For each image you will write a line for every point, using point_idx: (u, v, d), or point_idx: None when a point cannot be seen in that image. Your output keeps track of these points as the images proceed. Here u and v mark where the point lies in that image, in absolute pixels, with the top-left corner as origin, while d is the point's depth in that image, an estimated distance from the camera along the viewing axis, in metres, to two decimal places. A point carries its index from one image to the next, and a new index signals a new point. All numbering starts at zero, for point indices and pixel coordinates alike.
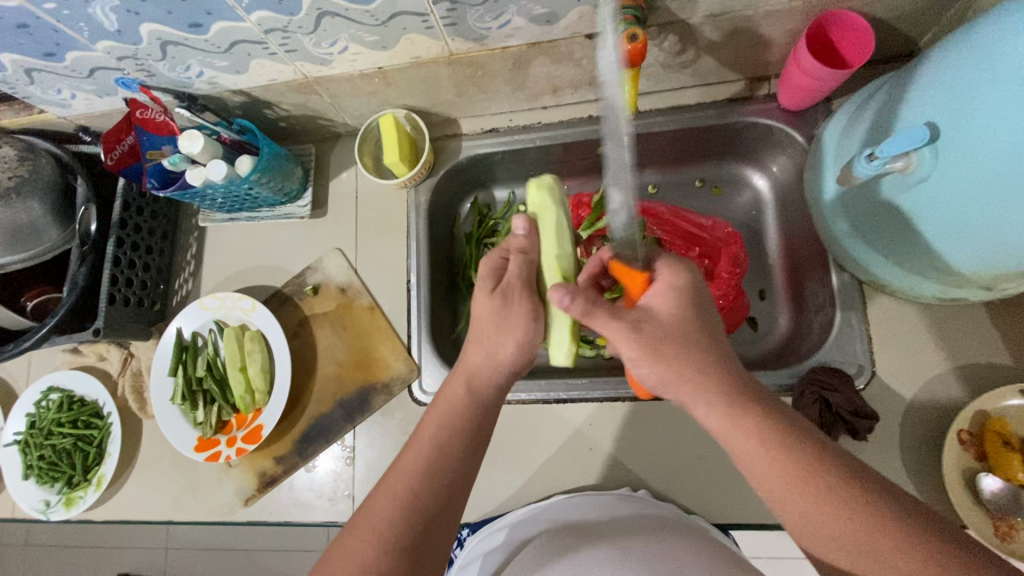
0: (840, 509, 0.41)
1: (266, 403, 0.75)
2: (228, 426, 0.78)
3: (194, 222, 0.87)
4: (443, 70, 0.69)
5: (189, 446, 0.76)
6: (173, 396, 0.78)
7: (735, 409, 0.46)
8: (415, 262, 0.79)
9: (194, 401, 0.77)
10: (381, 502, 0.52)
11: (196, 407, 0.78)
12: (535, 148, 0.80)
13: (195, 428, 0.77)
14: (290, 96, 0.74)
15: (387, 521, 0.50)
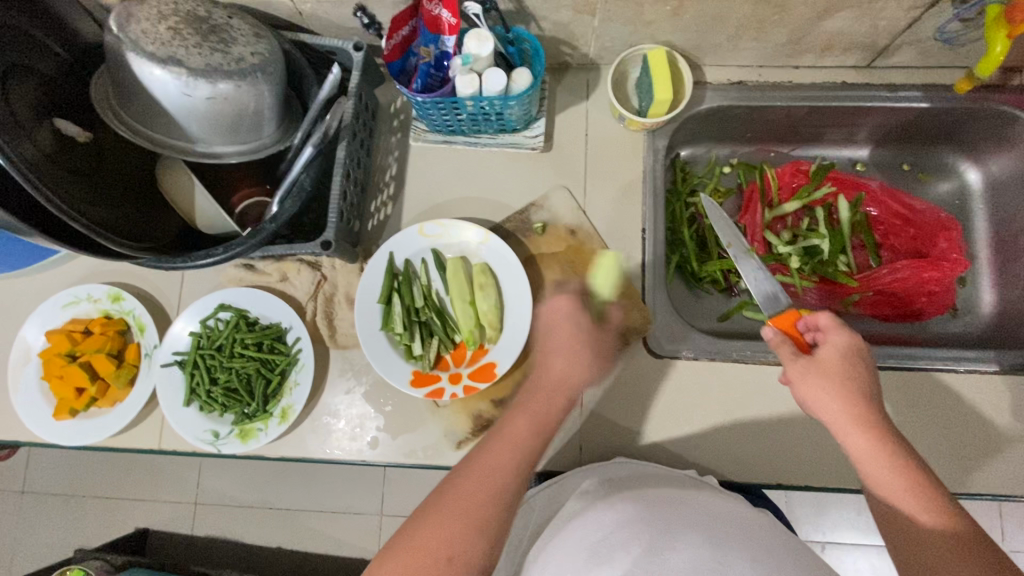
0: (934, 519, 0.49)
1: (498, 340, 0.70)
2: (445, 362, 0.71)
3: (393, 139, 0.79)
4: (741, 10, 0.66)
5: (405, 381, 0.68)
6: (385, 326, 0.70)
7: (863, 420, 0.53)
8: (651, 211, 0.75)
9: (412, 332, 0.70)
10: (476, 479, 0.50)
11: (412, 339, 0.70)
12: (778, 107, 0.78)
13: (410, 361, 0.69)
14: (563, 11, 0.68)
15: (483, 500, 0.49)
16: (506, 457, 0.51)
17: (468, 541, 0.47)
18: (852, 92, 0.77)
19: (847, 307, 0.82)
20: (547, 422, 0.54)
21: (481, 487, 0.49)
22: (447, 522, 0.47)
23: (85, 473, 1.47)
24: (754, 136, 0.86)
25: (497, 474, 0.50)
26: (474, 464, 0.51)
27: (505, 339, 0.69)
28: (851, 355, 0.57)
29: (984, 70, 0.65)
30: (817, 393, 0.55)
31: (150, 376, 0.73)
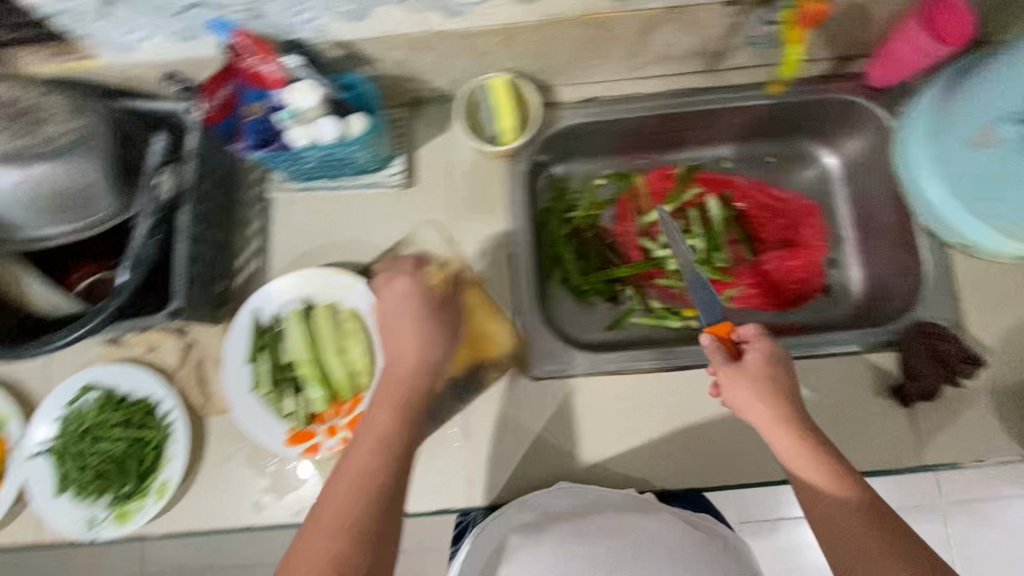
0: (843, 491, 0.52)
1: (371, 386, 0.69)
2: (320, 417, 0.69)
3: (256, 192, 0.77)
4: (568, 32, 0.67)
5: (280, 440, 0.68)
6: (255, 387, 0.69)
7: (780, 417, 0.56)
8: (519, 235, 0.76)
9: (280, 390, 0.70)
10: (352, 472, 0.54)
11: (283, 397, 0.69)
12: (633, 119, 0.79)
13: (284, 419, 0.69)
14: (397, 51, 0.68)
15: (366, 496, 0.52)
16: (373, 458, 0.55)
17: (334, 539, 0.50)
18: (699, 96, 0.79)
19: (726, 302, 0.85)
20: (408, 399, 0.59)
21: (357, 479, 0.53)
22: (322, 533, 0.50)
23: None
24: (623, 146, 0.87)
25: (371, 475, 0.53)
26: (342, 471, 0.54)
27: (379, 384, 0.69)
28: (773, 361, 0.59)
29: (788, 73, 0.76)
30: (742, 397, 0.58)
31: (19, 470, 0.70)
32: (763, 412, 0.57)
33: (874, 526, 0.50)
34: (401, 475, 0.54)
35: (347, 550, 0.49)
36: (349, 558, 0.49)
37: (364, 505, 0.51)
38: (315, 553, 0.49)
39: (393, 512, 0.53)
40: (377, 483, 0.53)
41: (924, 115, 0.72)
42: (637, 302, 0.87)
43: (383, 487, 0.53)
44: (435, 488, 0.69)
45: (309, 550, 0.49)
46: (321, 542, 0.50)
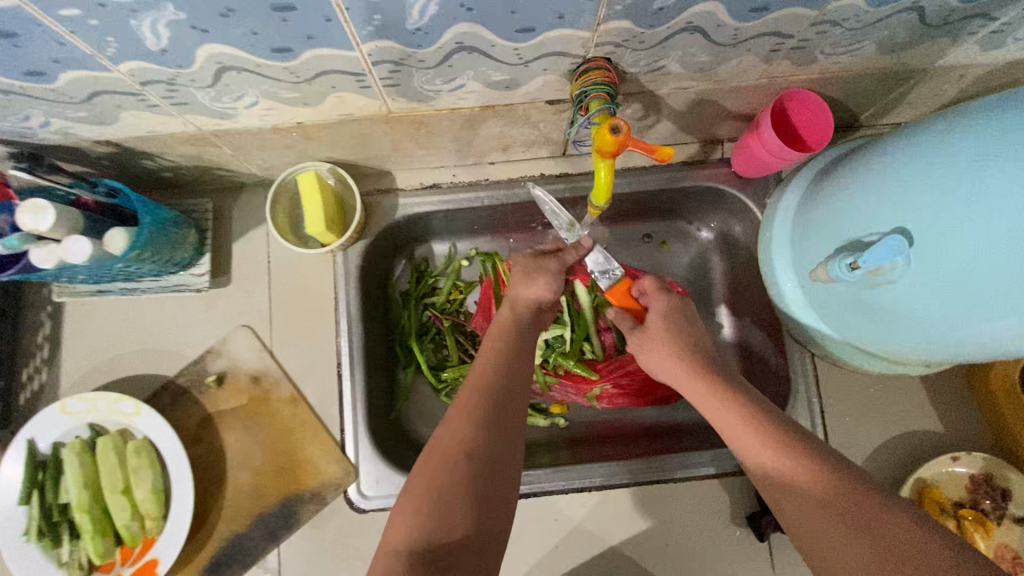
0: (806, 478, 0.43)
1: (161, 530, 0.61)
2: (107, 563, 0.61)
3: (45, 293, 0.68)
4: (375, 128, 0.58)
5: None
6: (26, 533, 0.60)
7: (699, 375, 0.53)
8: (346, 342, 0.67)
9: (58, 535, 0.61)
10: (434, 453, 0.46)
11: (61, 542, 0.61)
12: (480, 207, 0.71)
13: (60, 570, 0.60)
14: (178, 147, 0.59)
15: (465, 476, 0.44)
16: (463, 439, 0.46)
17: (449, 529, 0.41)
18: (552, 183, 0.70)
19: (592, 401, 0.77)
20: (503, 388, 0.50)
21: (433, 472, 0.44)
22: (406, 508, 0.43)
23: None
24: (483, 226, 0.80)
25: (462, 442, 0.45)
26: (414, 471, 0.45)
27: (167, 529, 0.60)
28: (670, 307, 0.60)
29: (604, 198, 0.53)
30: (655, 355, 0.57)
31: None
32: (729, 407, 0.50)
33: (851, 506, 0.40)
34: (511, 439, 0.48)
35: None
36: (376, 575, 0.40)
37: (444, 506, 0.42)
38: (474, 398, 0.49)
39: (495, 517, 0.43)
40: (466, 454, 0.45)
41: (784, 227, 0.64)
42: None
43: (486, 519, 0.43)
44: None
45: (403, 513, 0.43)
46: (404, 512, 0.43)
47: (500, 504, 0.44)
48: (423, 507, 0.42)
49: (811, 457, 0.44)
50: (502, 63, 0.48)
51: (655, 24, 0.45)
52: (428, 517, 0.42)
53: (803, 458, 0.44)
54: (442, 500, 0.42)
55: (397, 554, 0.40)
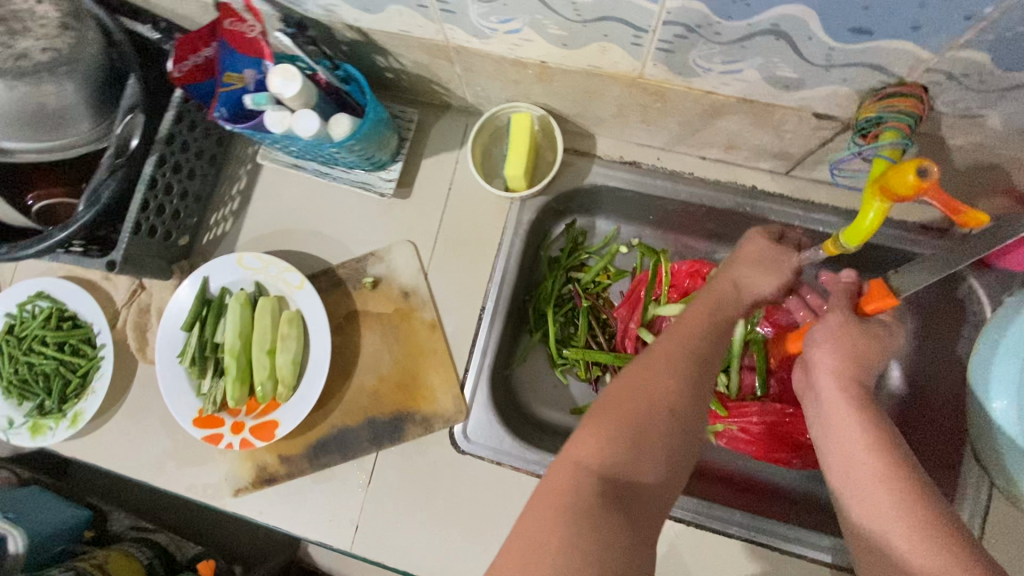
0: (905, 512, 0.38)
1: (287, 399, 0.65)
2: (234, 408, 0.66)
3: (250, 151, 0.73)
4: (613, 89, 0.55)
5: (189, 418, 0.65)
6: (181, 356, 0.67)
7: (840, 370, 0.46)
8: (497, 289, 0.66)
9: (204, 368, 0.67)
10: (634, 399, 0.43)
11: (204, 375, 0.67)
12: (674, 201, 0.66)
13: (196, 400, 0.66)
14: (417, 52, 0.58)
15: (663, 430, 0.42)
16: (672, 401, 0.43)
17: (644, 471, 0.41)
18: (758, 200, 0.63)
19: (710, 436, 0.71)
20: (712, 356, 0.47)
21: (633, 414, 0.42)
22: (604, 427, 0.42)
23: None
24: (658, 219, 0.75)
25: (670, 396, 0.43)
26: (611, 401, 0.43)
27: (293, 400, 0.64)
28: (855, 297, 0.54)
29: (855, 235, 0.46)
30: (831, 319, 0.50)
31: None
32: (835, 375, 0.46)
33: (913, 483, 0.39)
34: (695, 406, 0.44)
35: (586, 500, 0.38)
36: (563, 482, 0.39)
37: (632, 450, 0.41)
38: (673, 367, 0.45)
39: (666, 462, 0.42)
40: (669, 407, 0.43)
41: (1010, 367, 0.56)
42: None
43: (672, 475, 0.42)
44: (321, 522, 0.66)
45: (595, 436, 0.41)
46: (597, 432, 0.42)
47: (681, 460, 0.43)
48: (621, 437, 0.41)
49: (898, 441, 0.42)
50: (801, 60, 0.42)
51: (1019, 66, 0.37)
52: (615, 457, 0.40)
53: (891, 451, 0.41)
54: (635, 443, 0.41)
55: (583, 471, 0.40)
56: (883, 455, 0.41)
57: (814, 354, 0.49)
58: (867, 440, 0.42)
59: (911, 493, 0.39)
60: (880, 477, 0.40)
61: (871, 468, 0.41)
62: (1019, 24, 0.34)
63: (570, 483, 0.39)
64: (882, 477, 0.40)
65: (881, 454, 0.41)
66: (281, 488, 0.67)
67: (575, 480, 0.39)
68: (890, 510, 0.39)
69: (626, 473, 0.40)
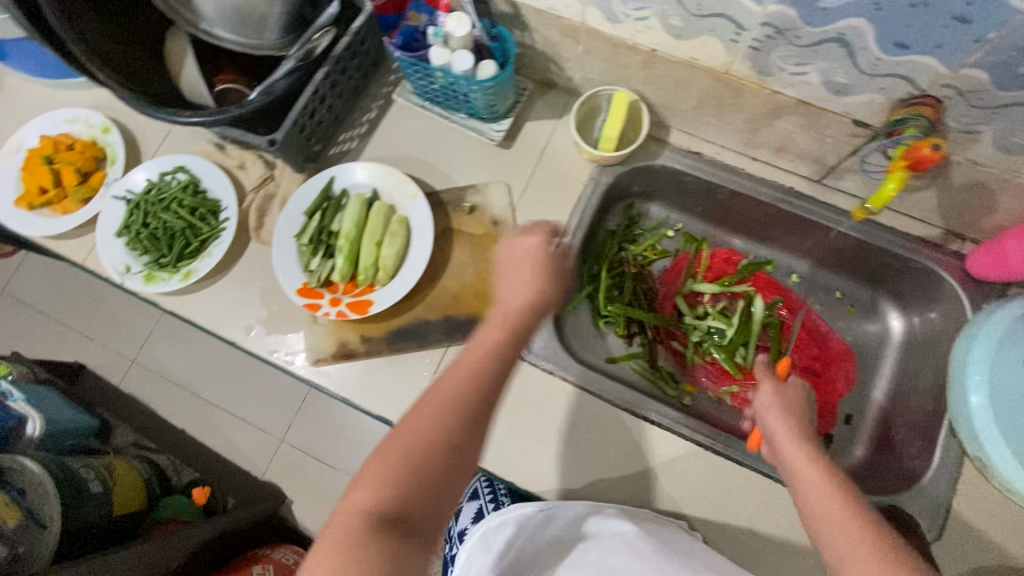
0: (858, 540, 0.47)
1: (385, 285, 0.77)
2: (334, 287, 0.78)
3: (383, 90, 0.87)
4: (701, 81, 0.71)
5: (294, 286, 0.76)
6: (298, 236, 0.78)
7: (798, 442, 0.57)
8: (573, 230, 0.79)
9: (315, 249, 0.78)
10: (412, 436, 0.51)
11: (313, 256, 0.78)
12: (726, 190, 0.82)
13: (304, 273, 0.77)
14: (552, 30, 0.75)
15: (435, 467, 0.50)
16: (443, 417, 0.52)
17: (387, 496, 0.48)
18: (794, 200, 0.80)
19: (726, 396, 0.84)
20: (491, 392, 0.54)
21: (402, 451, 0.50)
22: (384, 474, 0.49)
23: (67, 300, 1.73)
24: (705, 212, 0.90)
25: (440, 436, 0.51)
26: (387, 448, 0.51)
27: (391, 286, 0.76)
28: (801, 392, 0.64)
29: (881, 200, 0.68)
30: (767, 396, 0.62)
31: (101, 201, 0.83)
32: (818, 474, 0.53)
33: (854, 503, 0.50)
34: (470, 430, 0.52)
35: (354, 535, 0.46)
36: (354, 533, 0.46)
37: (417, 463, 0.49)
38: (453, 397, 0.53)
39: (462, 464, 0.52)
40: (450, 446, 0.51)
41: (986, 352, 0.67)
42: (645, 352, 0.87)
43: (440, 492, 0.50)
44: (386, 399, 0.75)
45: (367, 486, 0.49)
46: (375, 482, 0.49)
47: (463, 462, 0.52)
48: (387, 485, 0.49)
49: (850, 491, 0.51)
50: (854, 65, 0.59)
51: (1008, 86, 0.53)
52: (384, 495, 0.48)
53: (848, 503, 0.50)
54: (406, 479, 0.49)
55: (359, 511, 0.47)
56: (871, 539, 0.47)
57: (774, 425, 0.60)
58: (851, 521, 0.49)
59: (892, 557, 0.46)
60: (883, 567, 0.45)
61: (851, 535, 0.48)
62: (1009, 49, 0.50)
63: (343, 528, 0.47)
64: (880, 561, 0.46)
65: (874, 544, 0.47)
66: (357, 364, 0.76)
67: (349, 522, 0.47)
68: (846, 540, 0.48)
69: (391, 508, 0.48)
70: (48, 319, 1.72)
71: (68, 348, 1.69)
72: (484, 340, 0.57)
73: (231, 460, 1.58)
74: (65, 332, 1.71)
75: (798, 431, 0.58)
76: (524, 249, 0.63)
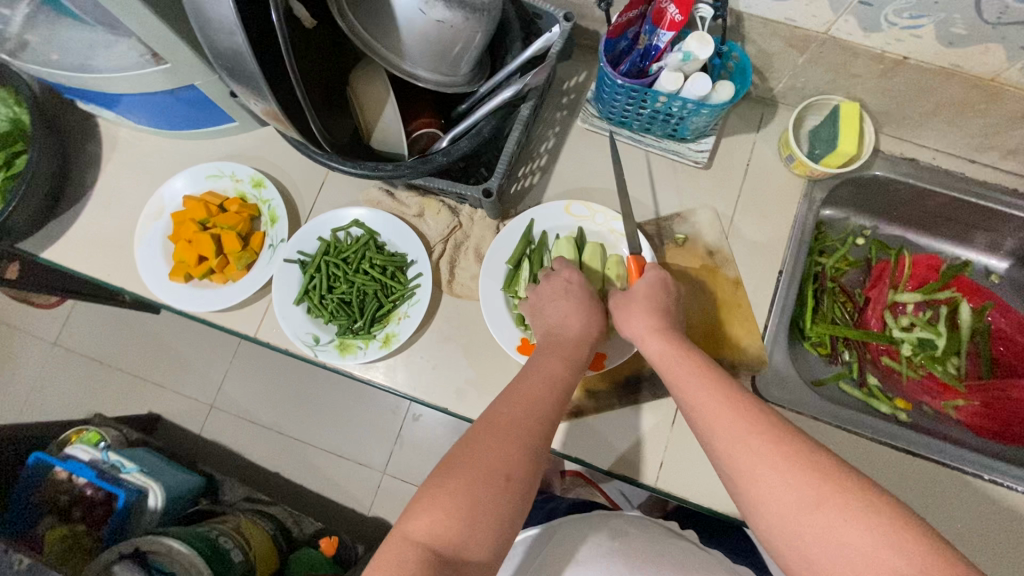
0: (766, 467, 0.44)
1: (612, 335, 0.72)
2: None
3: (558, 116, 0.80)
4: (951, 87, 0.65)
5: (512, 345, 0.68)
6: (506, 287, 0.71)
7: (692, 365, 0.54)
8: (795, 255, 0.74)
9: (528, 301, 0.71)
10: (443, 498, 0.47)
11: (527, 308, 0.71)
12: (941, 195, 0.77)
13: (521, 328, 0.70)
14: (776, 40, 0.68)
15: (497, 491, 0.48)
16: (511, 447, 0.51)
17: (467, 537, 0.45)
18: (1020, 201, 0.76)
19: (948, 409, 0.81)
20: (550, 417, 0.54)
21: (472, 469, 0.48)
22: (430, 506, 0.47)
23: (130, 348, 1.63)
24: (900, 217, 0.85)
25: (500, 463, 0.49)
26: (446, 471, 0.49)
27: (621, 335, 0.72)
28: (663, 290, 0.63)
29: None
30: (647, 325, 0.60)
31: (269, 266, 0.74)
32: (727, 408, 0.49)
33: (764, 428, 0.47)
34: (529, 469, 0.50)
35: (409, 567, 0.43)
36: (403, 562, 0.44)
37: (491, 484, 0.48)
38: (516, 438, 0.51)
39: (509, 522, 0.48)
40: (505, 476, 0.49)
41: None
42: (852, 370, 0.83)
43: (503, 541, 0.47)
44: (627, 457, 0.69)
45: (431, 511, 0.46)
46: (425, 516, 0.46)
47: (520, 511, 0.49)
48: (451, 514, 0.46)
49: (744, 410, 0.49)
50: None
51: None
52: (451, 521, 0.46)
53: (753, 430, 0.47)
54: (472, 508, 0.47)
55: (412, 544, 0.45)
56: (776, 447, 0.45)
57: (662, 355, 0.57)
58: (754, 432, 0.47)
59: (820, 478, 0.43)
60: (760, 459, 0.45)
61: (746, 448, 0.46)
62: None
63: (398, 555, 0.44)
64: (769, 464, 0.45)
65: (782, 452, 0.45)
66: (589, 423, 0.70)
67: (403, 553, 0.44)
68: (767, 477, 0.44)
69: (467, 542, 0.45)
70: (111, 370, 1.62)
71: (138, 398, 1.59)
72: (544, 371, 0.57)
73: (332, 498, 1.51)
74: (133, 382, 1.61)
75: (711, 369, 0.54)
76: (566, 281, 0.66)
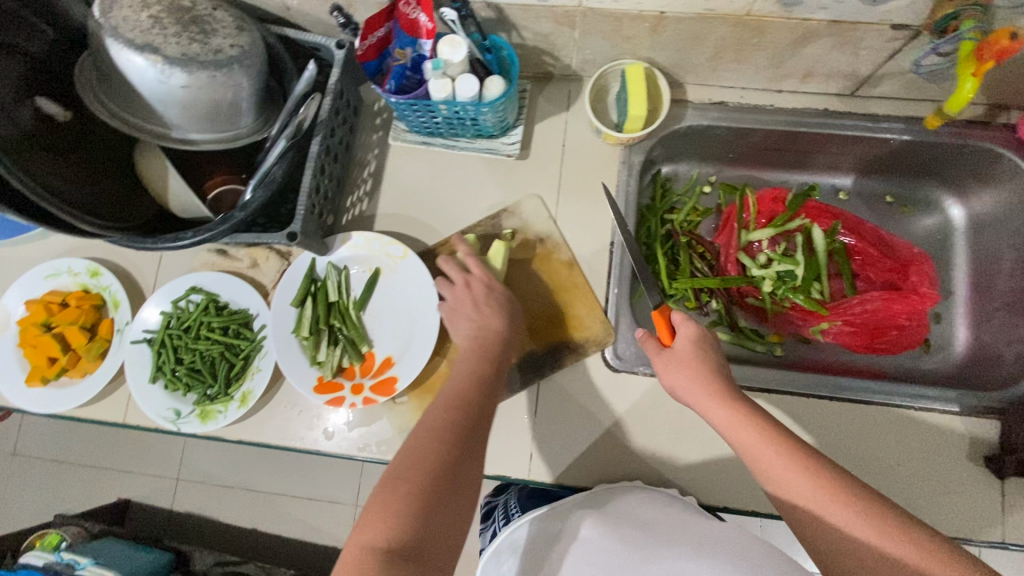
0: (840, 512, 0.49)
1: (404, 356, 0.71)
2: (350, 369, 0.73)
3: (373, 137, 0.80)
4: (719, 30, 0.66)
5: (309, 386, 0.70)
6: (296, 329, 0.72)
7: (739, 416, 0.55)
8: (623, 222, 0.75)
9: (318, 339, 0.71)
10: (389, 499, 0.48)
11: (318, 347, 0.71)
12: (758, 131, 0.78)
13: (313, 365, 0.71)
14: (543, 23, 0.68)
15: (448, 483, 0.50)
16: (451, 442, 0.53)
17: (434, 523, 0.48)
18: (833, 120, 0.76)
19: (816, 334, 0.81)
20: (470, 411, 0.56)
21: (417, 467, 0.51)
22: (379, 510, 0.48)
23: (83, 442, 1.64)
24: (737, 157, 0.86)
25: (441, 460, 0.52)
26: (393, 477, 0.50)
27: (412, 354, 0.70)
28: (699, 342, 0.62)
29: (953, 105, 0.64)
30: (678, 379, 0.60)
31: (120, 351, 0.75)
32: (786, 462, 0.52)
33: (825, 479, 0.50)
34: (469, 447, 0.54)
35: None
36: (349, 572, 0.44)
37: (438, 480, 0.50)
38: (452, 417, 0.55)
39: (464, 501, 0.51)
40: (451, 468, 0.51)
41: None
42: (722, 317, 0.84)
43: (458, 515, 0.50)
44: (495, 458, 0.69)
45: (381, 517, 0.47)
46: (383, 516, 0.47)
47: (464, 503, 0.51)
48: (415, 505, 0.48)
49: (797, 455, 0.52)
50: None
51: None
52: (411, 516, 0.47)
53: (819, 476, 0.51)
54: (428, 505, 0.48)
55: (371, 551, 0.45)
56: (847, 503, 0.49)
57: (705, 403, 0.58)
58: (825, 490, 0.50)
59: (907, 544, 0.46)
60: (848, 524, 0.48)
61: (823, 501, 0.49)
62: None
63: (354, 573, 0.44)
64: (855, 525, 0.48)
65: (871, 521, 0.48)
66: None
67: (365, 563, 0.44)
68: (845, 526, 0.48)
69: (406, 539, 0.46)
70: (69, 466, 1.63)
71: (103, 486, 1.61)
72: (466, 365, 0.61)
73: (307, 541, 1.52)
74: (94, 473, 1.62)
75: (753, 415, 0.55)
76: (481, 285, 0.68)
